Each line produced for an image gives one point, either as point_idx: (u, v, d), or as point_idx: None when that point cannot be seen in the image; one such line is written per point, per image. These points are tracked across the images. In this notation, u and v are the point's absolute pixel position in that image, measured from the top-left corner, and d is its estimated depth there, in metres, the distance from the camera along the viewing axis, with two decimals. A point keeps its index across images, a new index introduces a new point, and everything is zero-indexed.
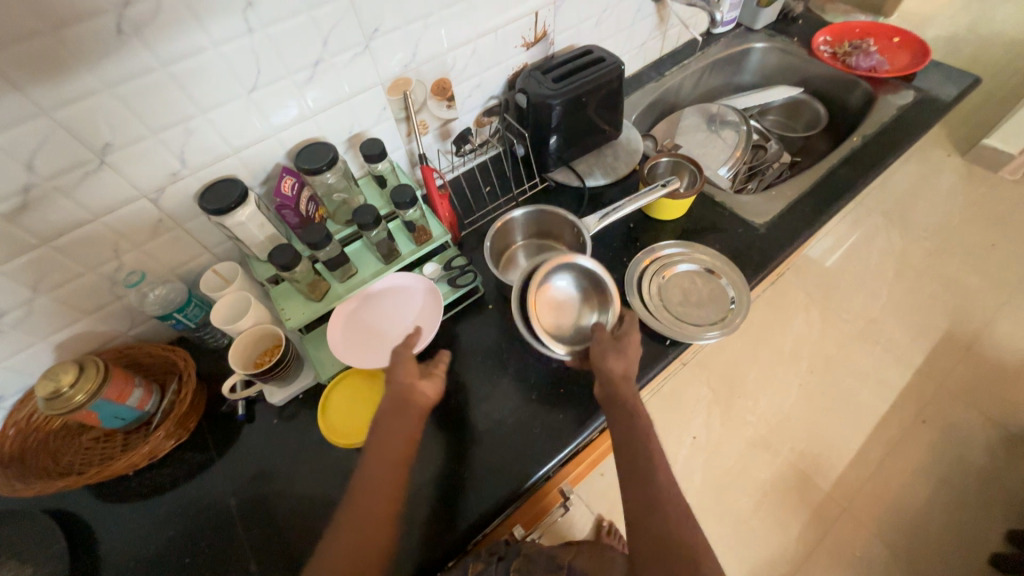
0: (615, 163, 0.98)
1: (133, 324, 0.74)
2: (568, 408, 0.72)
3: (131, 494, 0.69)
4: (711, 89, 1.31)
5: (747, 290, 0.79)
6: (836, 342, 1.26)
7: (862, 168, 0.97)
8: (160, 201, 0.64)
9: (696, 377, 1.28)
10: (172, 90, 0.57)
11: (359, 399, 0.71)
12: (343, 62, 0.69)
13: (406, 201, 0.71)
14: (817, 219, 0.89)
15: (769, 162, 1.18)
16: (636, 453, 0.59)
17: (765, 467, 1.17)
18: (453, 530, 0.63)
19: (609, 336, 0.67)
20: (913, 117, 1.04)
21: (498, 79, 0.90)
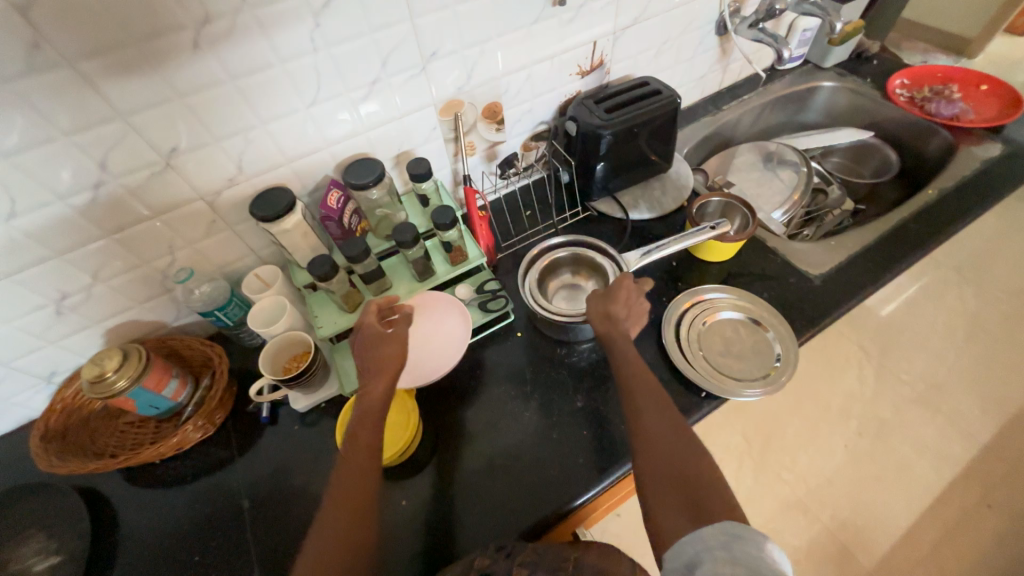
0: (662, 196, 0.95)
1: (178, 316, 0.77)
2: (589, 452, 0.68)
3: (155, 481, 0.71)
4: (771, 125, 1.25)
5: (795, 345, 0.73)
6: (892, 405, 1.12)
7: (935, 223, 0.89)
8: (215, 202, 0.67)
9: (730, 425, 1.21)
10: (237, 101, 0.60)
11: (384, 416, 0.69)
12: (400, 83, 0.70)
13: (446, 221, 0.71)
14: (880, 275, 0.82)
15: (829, 208, 1.10)
16: (647, 406, 0.58)
17: (800, 533, 1.09)
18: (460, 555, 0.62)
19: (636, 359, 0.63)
20: (998, 172, 0.95)
21: (550, 105, 0.90)
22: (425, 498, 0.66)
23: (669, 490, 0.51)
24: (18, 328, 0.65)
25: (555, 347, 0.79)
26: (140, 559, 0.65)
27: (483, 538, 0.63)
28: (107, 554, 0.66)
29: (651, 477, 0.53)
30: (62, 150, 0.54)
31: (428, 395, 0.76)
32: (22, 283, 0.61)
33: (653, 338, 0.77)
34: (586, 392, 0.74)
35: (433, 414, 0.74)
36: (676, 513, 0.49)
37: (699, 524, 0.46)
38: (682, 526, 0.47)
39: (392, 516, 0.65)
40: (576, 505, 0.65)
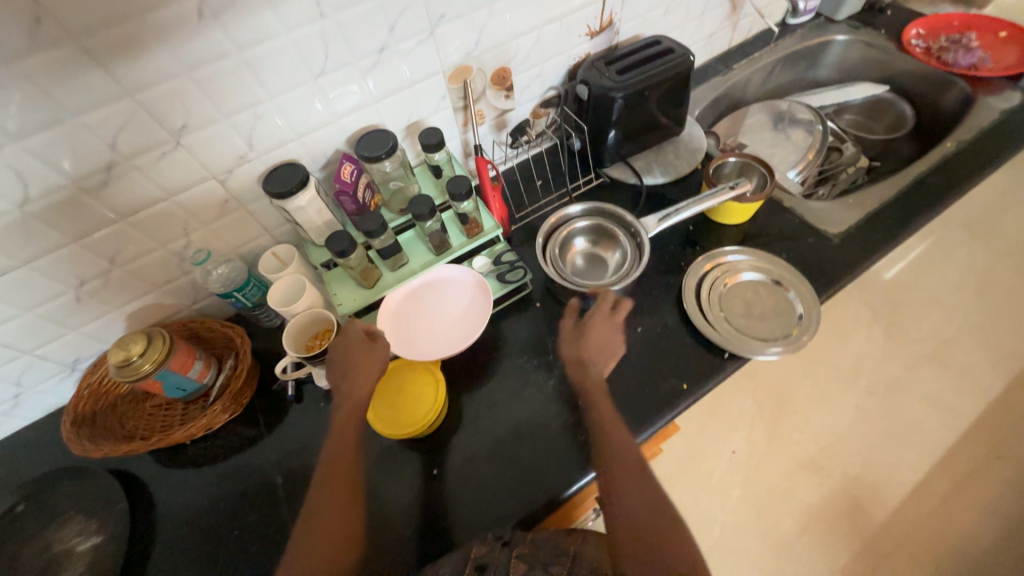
0: (676, 160, 0.94)
1: (196, 299, 0.77)
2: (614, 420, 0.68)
3: (188, 461, 0.73)
4: (783, 83, 1.22)
5: (817, 304, 0.73)
6: (903, 364, 1.15)
7: (954, 176, 0.88)
8: (227, 182, 0.66)
9: (742, 390, 1.23)
10: (244, 74, 0.58)
11: (419, 398, 0.69)
12: (407, 49, 0.68)
13: (462, 192, 0.70)
14: (900, 232, 0.81)
15: (844, 166, 1.09)
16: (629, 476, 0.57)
17: (810, 491, 1.15)
18: (495, 522, 0.64)
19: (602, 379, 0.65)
20: (1018, 123, 0.93)
21: (559, 69, 0.87)
22: (458, 468, 0.68)
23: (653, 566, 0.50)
24: (40, 315, 0.65)
25: None
26: (180, 536, 0.67)
27: (516, 505, 0.64)
28: (147, 532, 0.68)
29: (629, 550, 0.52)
30: (70, 131, 0.53)
31: (453, 368, 0.77)
32: (40, 270, 0.61)
33: (673, 304, 0.77)
34: None
35: (461, 386, 0.75)
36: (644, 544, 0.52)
37: None
38: None
39: (428, 485, 0.67)
40: (568, 495, 0.65)
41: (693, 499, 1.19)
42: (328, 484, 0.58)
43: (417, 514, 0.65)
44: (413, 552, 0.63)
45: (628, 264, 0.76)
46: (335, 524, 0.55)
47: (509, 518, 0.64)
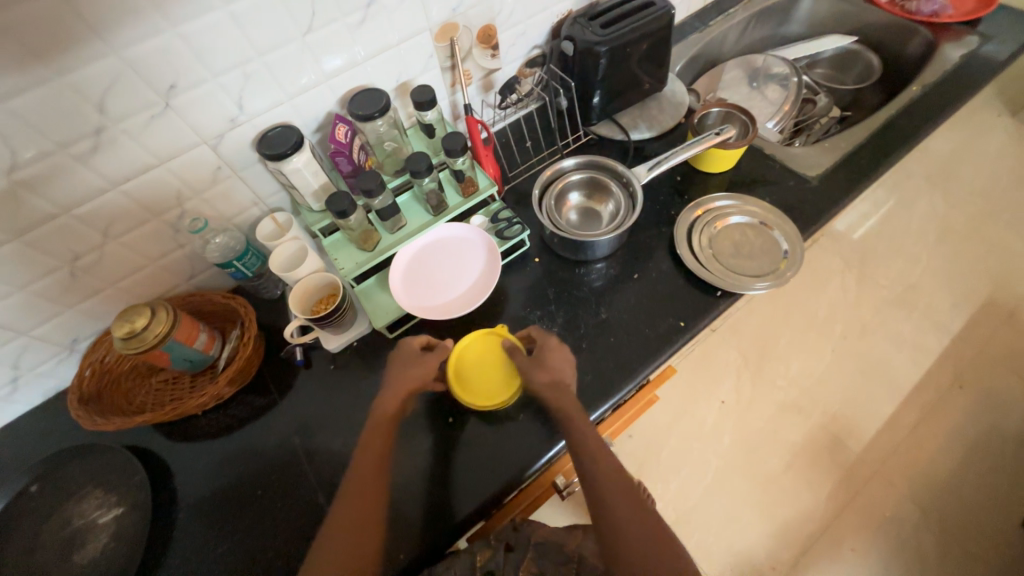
0: (660, 115, 0.96)
1: (193, 274, 0.76)
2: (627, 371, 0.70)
3: (200, 432, 0.73)
4: (755, 40, 1.25)
5: (801, 241, 0.77)
6: (872, 308, 1.37)
7: (921, 118, 0.93)
8: (219, 147, 0.65)
9: (726, 342, 1.41)
10: (230, 29, 0.57)
11: (472, 385, 0.70)
12: (394, 5, 0.67)
13: (457, 148, 0.70)
14: (873, 170, 0.86)
15: (817, 117, 1.14)
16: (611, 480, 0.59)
17: (796, 431, 1.32)
18: (514, 464, 0.67)
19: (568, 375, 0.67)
20: (976, 65, 0.99)
21: (543, 27, 0.88)
22: (470, 417, 0.71)
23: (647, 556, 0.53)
24: (34, 293, 0.63)
25: (573, 268, 0.81)
26: (202, 501, 0.68)
27: (532, 445, 0.68)
28: (169, 501, 0.68)
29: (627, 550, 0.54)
30: (54, 92, 0.51)
31: (457, 324, 0.78)
32: (32, 244, 0.59)
33: (666, 251, 0.80)
34: (610, 306, 0.77)
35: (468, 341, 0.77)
36: (651, 561, 0.53)
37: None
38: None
39: (444, 434, 0.70)
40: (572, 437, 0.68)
41: (686, 449, 1.33)
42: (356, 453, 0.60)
43: (434, 461, 0.68)
44: (436, 494, 0.65)
45: (623, 213, 0.78)
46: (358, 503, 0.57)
47: (519, 470, 0.66)
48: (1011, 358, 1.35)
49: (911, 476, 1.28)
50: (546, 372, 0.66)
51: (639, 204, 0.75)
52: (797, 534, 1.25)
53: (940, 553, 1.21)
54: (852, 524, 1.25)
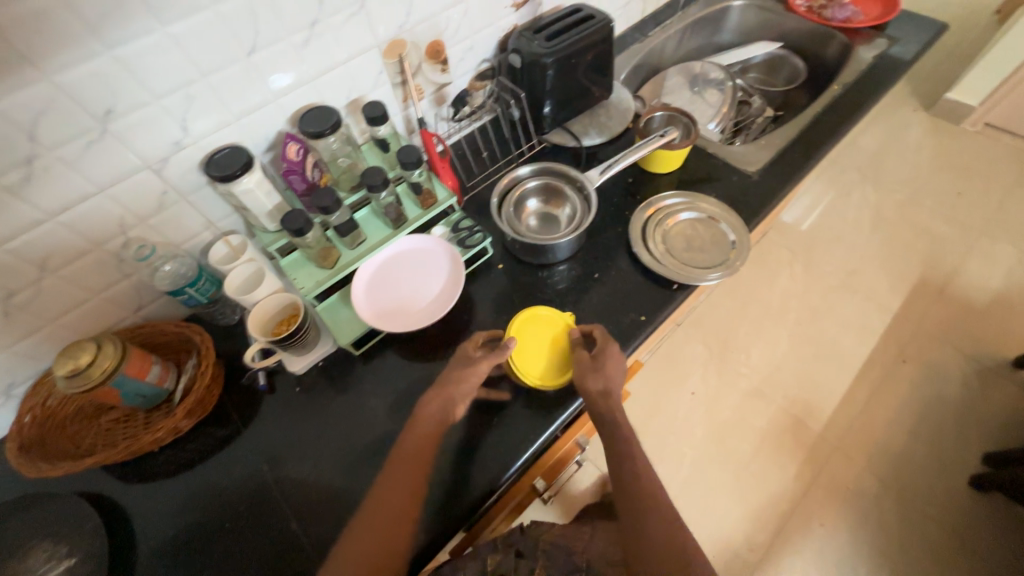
0: (607, 122, 1.00)
1: (140, 305, 0.72)
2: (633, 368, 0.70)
3: (158, 470, 0.69)
4: (692, 48, 1.33)
5: (746, 232, 0.82)
6: (820, 295, 1.58)
7: (842, 114, 1.01)
8: (163, 171, 0.63)
9: (691, 337, 1.56)
10: (171, 51, 0.56)
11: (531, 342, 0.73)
12: (339, 23, 0.68)
13: (413, 160, 0.71)
14: (805, 164, 0.93)
15: (753, 118, 1.24)
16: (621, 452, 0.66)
17: (760, 417, 1.42)
18: (492, 467, 0.67)
19: (589, 361, 0.68)
20: (887, 64, 1.08)
21: (490, 41, 0.91)
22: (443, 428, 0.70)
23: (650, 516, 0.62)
24: None
25: (536, 272, 0.83)
26: (164, 542, 0.64)
27: (509, 447, 0.68)
28: (127, 545, 0.65)
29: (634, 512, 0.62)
30: None
31: (425, 336, 0.78)
32: None
33: (623, 250, 0.83)
34: (575, 306, 0.79)
35: (437, 351, 0.77)
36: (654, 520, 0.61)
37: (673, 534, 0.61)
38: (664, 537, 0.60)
39: None
40: (547, 436, 0.70)
41: (662, 442, 1.41)
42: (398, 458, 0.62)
43: None
44: None
45: (579, 216, 0.81)
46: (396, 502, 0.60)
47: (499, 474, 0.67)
48: (941, 330, 1.49)
49: (868, 448, 1.36)
50: (586, 376, 0.67)
51: (593, 206, 0.78)
52: (770, 514, 1.31)
53: (901, 519, 1.28)
54: (820, 500, 1.31)
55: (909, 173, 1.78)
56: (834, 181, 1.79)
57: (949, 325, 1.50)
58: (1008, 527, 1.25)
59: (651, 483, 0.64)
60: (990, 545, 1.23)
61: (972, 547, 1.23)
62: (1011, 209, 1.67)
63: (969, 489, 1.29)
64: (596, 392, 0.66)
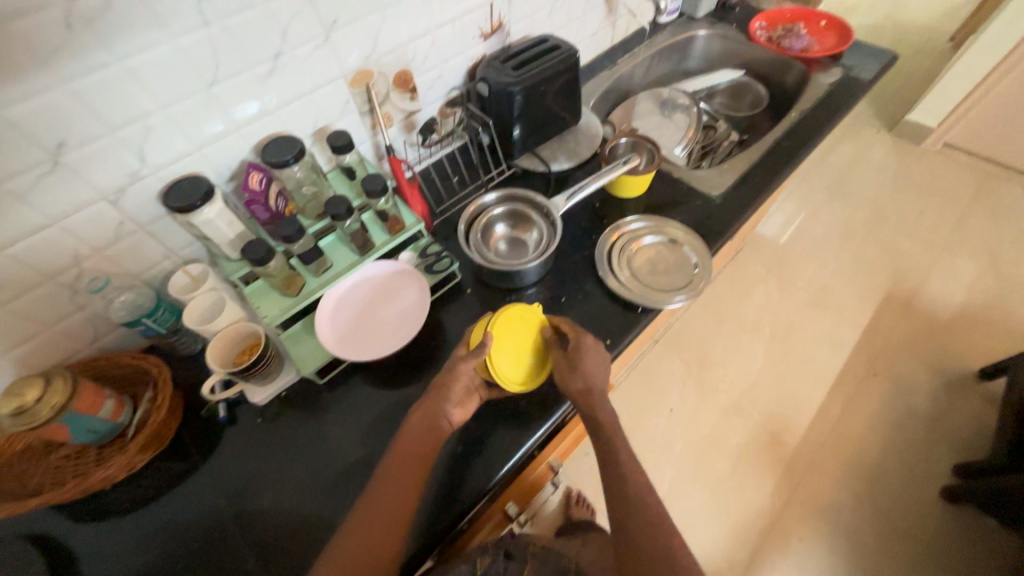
0: (577, 147, 1.02)
1: (97, 337, 0.71)
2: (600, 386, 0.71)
3: (110, 509, 0.67)
4: (661, 74, 1.38)
5: (708, 255, 0.84)
6: (793, 310, 1.61)
7: (802, 139, 1.05)
8: (120, 202, 0.62)
9: (669, 354, 1.58)
10: (127, 85, 0.56)
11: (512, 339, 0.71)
12: (303, 55, 0.68)
13: (377, 189, 0.72)
14: (767, 187, 0.96)
15: (719, 141, 1.28)
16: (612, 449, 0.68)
17: (737, 433, 1.43)
18: (468, 485, 0.68)
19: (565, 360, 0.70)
20: (842, 92, 1.13)
21: (459, 69, 0.92)
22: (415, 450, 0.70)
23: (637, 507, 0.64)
24: None
25: (505, 296, 0.83)
26: None
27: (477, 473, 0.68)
28: None
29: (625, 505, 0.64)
30: None
31: (392, 362, 0.77)
32: None
33: (590, 274, 0.85)
34: None
35: (404, 378, 0.76)
36: (639, 512, 0.63)
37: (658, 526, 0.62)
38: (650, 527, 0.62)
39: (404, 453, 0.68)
40: (513, 464, 0.70)
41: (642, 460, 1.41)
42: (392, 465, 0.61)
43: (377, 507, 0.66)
44: None
45: (545, 241, 0.83)
46: (387, 510, 0.58)
47: (467, 502, 0.67)
48: (909, 344, 1.54)
49: (843, 462, 1.38)
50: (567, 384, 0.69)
51: (559, 231, 0.80)
52: (749, 531, 1.31)
53: (876, 532, 1.29)
54: (797, 516, 1.32)
55: (874, 191, 1.85)
56: (803, 200, 1.85)
57: (916, 339, 1.54)
58: (979, 538, 1.26)
59: (625, 491, 0.65)
60: (963, 557, 1.24)
61: (945, 559, 1.25)
62: (971, 225, 1.74)
63: (940, 500, 1.31)
64: (578, 390, 0.68)
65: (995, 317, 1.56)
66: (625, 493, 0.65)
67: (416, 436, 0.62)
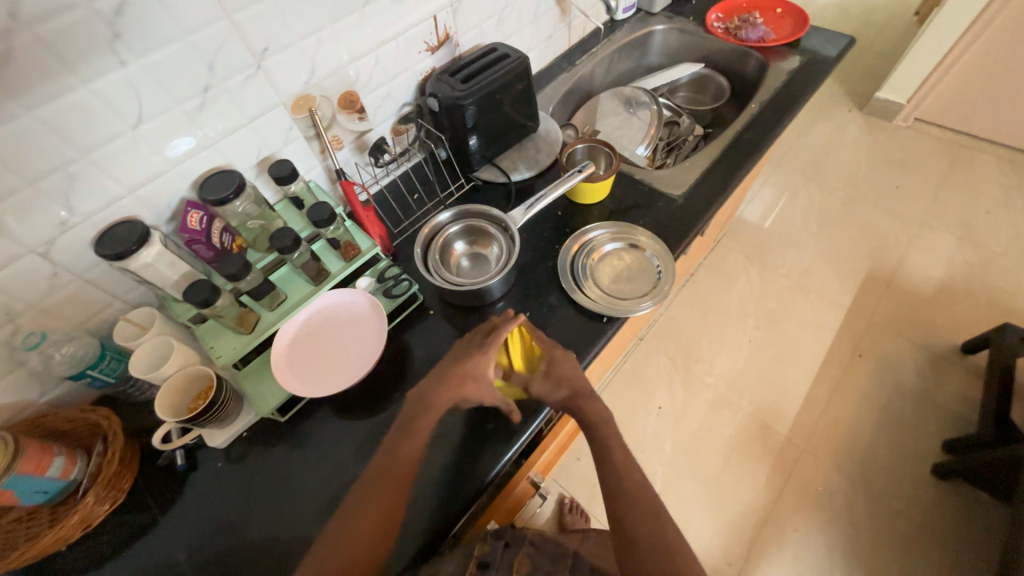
0: (537, 155, 1.00)
1: (45, 391, 0.69)
2: (568, 402, 0.70)
3: (68, 569, 0.64)
4: (623, 72, 1.36)
5: (671, 258, 0.83)
6: (776, 297, 1.61)
7: (764, 130, 1.04)
8: (51, 253, 0.60)
9: (655, 350, 1.57)
10: (43, 134, 0.54)
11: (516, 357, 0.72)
12: (235, 86, 0.66)
13: (323, 218, 0.70)
14: (730, 182, 0.95)
15: (684, 136, 1.26)
16: (609, 450, 0.67)
17: (727, 425, 1.42)
18: (466, 483, 0.66)
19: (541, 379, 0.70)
20: (802, 78, 1.13)
21: (408, 85, 0.90)
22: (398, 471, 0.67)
23: (633, 507, 0.62)
24: None
25: (469, 315, 0.82)
26: None
27: (447, 499, 0.65)
28: None
29: (626, 503, 0.63)
30: None
31: (355, 392, 0.75)
32: None
33: (554, 285, 0.83)
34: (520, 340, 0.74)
35: (368, 407, 0.74)
36: (637, 509, 0.62)
37: (662, 520, 0.61)
38: (653, 529, 0.60)
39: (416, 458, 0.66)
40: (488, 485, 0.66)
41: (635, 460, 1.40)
42: (365, 498, 0.59)
43: None
44: None
45: (505, 255, 0.81)
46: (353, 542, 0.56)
47: (442, 529, 0.63)
48: (893, 323, 1.53)
49: (834, 447, 1.37)
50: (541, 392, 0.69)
51: (517, 244, 0.78)
52: (744, 524, 1.30)
53: (871, 515, 1.28)
54: (791, 505, 1.31)
55: (849, 171, 1.85)
56: (779, 185, 1.85)
57: (899, 317, 1.54)
58: (977, 513, 1.25)
59: (617, 490, 0.65)
60: (960, 535, 1.23)
61: (942, 536, 1.24)
62: (946, 199, 1.74)
63: (932, 478, 1.30)
64: (562, 397, 0.69)
65: (976, 289, 1.56)
66: (621, 497, 0.64)
67: (383, 470, 0.60)
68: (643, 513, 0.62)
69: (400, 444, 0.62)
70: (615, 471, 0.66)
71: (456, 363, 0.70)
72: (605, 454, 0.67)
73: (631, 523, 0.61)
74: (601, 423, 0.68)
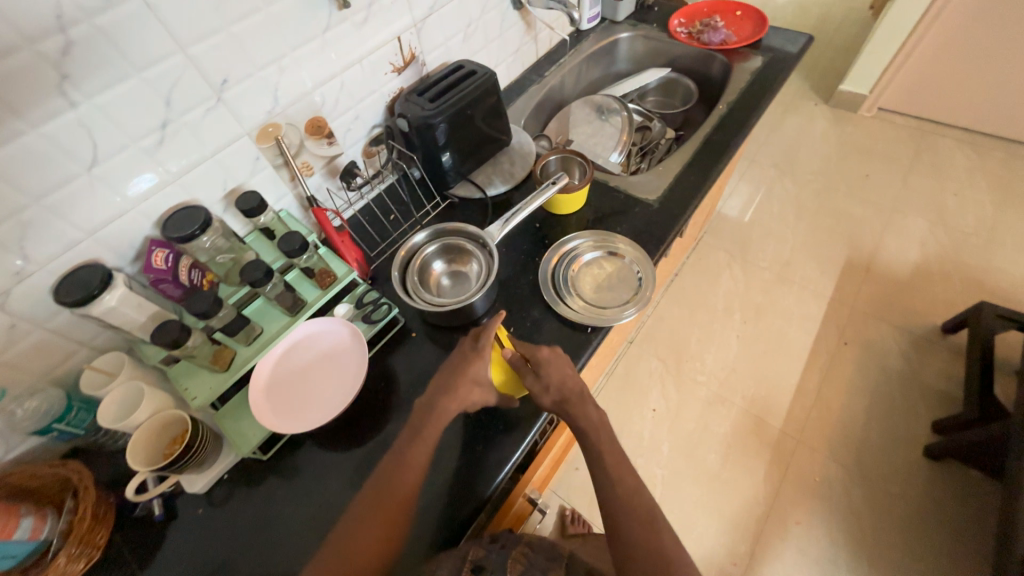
0: (512, 168, 1.00)
1: (10, 448, 0.65)
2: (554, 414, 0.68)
3: None
4: (592, 80, 1.38)
5: (650, 263, 0.83)
6: (760, 291, 1.63)
7: (732, 129, 1.05)
8: (7, 304, 0.57)
9: (646, 352, 1.57)
10: None
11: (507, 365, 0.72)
12: (195, 120, 0.65)
13: (296, 247, 0.69)
14: (703, 183, 0.95)
15: (657, 140, 1.28)
16: (598, 463, 0.65)
17: (722, 422, 1.42)
18: (459, 507, 0.64)
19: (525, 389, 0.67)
20: (766, 77, 1.15)
21: (377, 107, 0.89)
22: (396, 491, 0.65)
23: (629, 518, 0.60)
24: None
25: (452, 334, 0.80)
26: None
27: (439, 526, 0.63)
28: None
29: (620, 516, 0.61)
30: None
31: (338, 423, 0.73)
32: None
33: (536, 298, 0.82)
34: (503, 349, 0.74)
35: (353, 437, 0.72)
36: (634, 523, 0.60)
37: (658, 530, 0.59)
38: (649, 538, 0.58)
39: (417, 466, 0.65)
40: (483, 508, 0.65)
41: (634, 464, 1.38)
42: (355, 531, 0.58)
43: None
44: None
45: (485, 271, 0.79)
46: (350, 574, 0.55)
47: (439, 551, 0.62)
48: (874, 309, 1.56)
49: (828, 436, 1.38)
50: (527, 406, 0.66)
51: (495, 259, 0.77)
52: (747, 522, 1.29)
53: (870, 502, 1.28)
54: (791, 498, 1.30)
55: (822, 163, 1.89)
56: (755, 180, 1.88)
57: (881, 302, 1.57)
58: (973, 491, 1.26)
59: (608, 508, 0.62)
60: (958, 514, 1.23)
61: (942, 518, 1.24)
62: (915, 184, 1.79)
63: (925, 460, 1.31)
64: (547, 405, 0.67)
65: (951, 270, 1.59)
66: (612, 511, 0.62)
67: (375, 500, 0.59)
68: (637, 523, 0.60)
69: (391, 472, 0.62)
70: (607, 484, 0.63)
71: (440, 385, 0.68)
72: (596, 466, 0.65)
73: (627, 536, 0.59)
74: (590, 436, 0.66)
